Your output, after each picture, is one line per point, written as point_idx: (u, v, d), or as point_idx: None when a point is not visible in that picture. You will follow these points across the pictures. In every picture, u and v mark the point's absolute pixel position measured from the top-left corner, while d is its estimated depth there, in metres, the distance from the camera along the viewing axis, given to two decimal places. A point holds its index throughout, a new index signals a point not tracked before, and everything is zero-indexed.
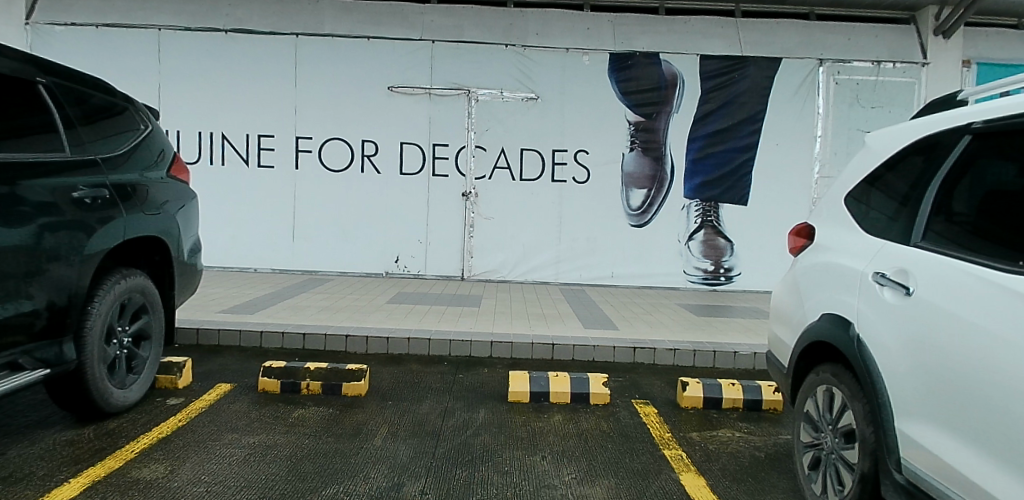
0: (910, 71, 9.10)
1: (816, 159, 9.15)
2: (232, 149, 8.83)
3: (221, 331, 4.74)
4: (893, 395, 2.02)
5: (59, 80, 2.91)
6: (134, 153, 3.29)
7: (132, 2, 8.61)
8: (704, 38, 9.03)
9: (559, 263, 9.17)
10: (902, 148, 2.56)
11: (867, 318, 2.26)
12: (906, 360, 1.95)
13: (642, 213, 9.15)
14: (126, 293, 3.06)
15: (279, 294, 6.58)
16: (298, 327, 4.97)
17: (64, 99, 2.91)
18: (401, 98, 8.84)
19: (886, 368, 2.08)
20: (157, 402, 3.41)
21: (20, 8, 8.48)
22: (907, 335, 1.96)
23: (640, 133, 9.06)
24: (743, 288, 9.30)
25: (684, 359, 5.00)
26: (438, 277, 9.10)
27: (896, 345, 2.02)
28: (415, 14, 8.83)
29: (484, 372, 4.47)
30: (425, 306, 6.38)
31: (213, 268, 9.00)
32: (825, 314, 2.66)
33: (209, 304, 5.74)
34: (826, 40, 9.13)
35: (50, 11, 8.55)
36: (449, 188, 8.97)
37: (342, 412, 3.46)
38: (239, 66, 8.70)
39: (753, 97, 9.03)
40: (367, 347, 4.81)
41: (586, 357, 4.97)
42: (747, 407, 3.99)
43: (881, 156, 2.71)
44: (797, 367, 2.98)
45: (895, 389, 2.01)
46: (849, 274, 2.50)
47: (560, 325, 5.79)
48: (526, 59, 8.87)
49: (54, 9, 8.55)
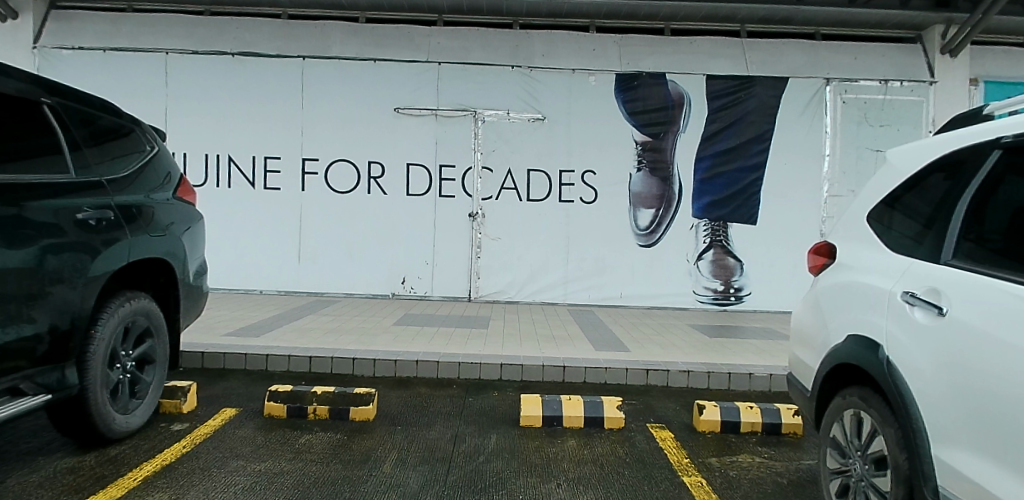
0: (918, 89, 9.13)
1: (824, 178, 9.12)
2: (239, 171, 8.90)
3: (227, 354, 4.66)
4: (929, 420, 1.91)
5: (65, 101, 2.94)
6: (139, 175, 3.30)
7: (141, 27, 8.82)
8: (709, 58, 9.13)
9: (567, 284, 9.09)
10: (923, 165, 2.52)
11: (898, 339, 2.17)
12: (940, 382, 1.85)
13: (650, 234, 9.10)
14: (130, 316, 3.01)
15: (285, 317, 6.52)
16: (304, 350, 4.89)
17: (70, 120, 2.93)
18: (408, 119, 8.93)
19: (920, 390, 1.98)
20: (160, 427, 3.32)
21: (29, 33, 8.68)
22: (941, 356, 1.87)
23: (647, 153, 9.07)
24: (754, 309, 9.17)
25: (698, 381, 4.87)
26: (444, 298, 9.03)
27: (931, 367, 1.92)
28: (421, 37, 8.98)
29: (494, 396, 4.36)
30: (433, 328, 6.29)
31: (219, 290, 8.98)
32: (850, 335, 2.57)
33: (215, 327, 5.68)
34: (831, 60, 9.21)
35: (60, 36, 8.76)
36: (455, 209, 8.98)
37: (350, 437, 3.35)
38: (247, 88, 8.84)
39: (760, 116, 9.07)
40: (375, 370, 4.71)
41: (598, 380, 4.85)
42: (767, 431, 3.85)
43: (902, 174, 2.66)
44: (822, 390, 2.88)
45: (930, 413, 1.91)
46: (875, 293, 2.42)
47: (570, 347, 5.66)
48: (532, 80, 8.98)
49: (63, 34, 8.76)
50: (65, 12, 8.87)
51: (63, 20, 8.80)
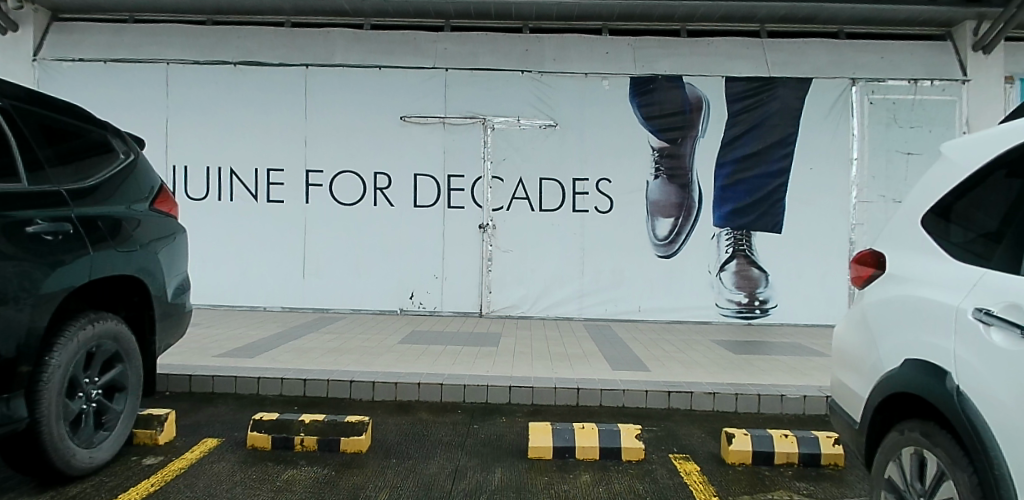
0: (950, 89, 8.63)
1: (853, 183, 8.60)
2: (241, 185, 8.78)
3: (215, 377, 4.41)
4: (1016, 469, 1.47)
5: (16, 102, 2.76)
6: (111, 185, 3.11)
7: (142, 37, 8.84)
8: (729, 59, 8.77)
9: (582, 298, 8.71)
10: (985, 162, 2.12)
11: (969, 365, 1.74)
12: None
13: (669, 244, 8.69)
14: (95, 339, 2.82)
15: (284, 335, 6.27)
16: (299, 372, 4.60)
17: (22, 121, 2.75)
18: (414, 128, 8.74)
19: (1002, 428, 1.54)
20: (131, 462, 3.11)
21: (29, 45, 8.76)
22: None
23: (665, 160, 8.71)
24: (781, 322, 8.64)
25: (725, 403, 4.43)
26: (455, 314, 8.71)
27: (1015, 402, 1.48)
28: (427, 43, 8.82)
29: (502, 422, 4.00)
30: (440, 347, 5.96)
31: (222, 307, 8.82)
32: (907, 360, 2.11)
33: (209, 347, 5.45)
34: (856, 58, 8.77)
35: (60, 47, 8.83)
36: (464, 220, 8.71)
37: (338, 472, 3.03)
38: (251, 98, 8.77)
39: (783, 119, 8.65)
40: (374, 394, 4.39)
41: (615, 403, 4.45)
42: (804, 462, 3.29)
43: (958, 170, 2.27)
44: (873, 424, 2.35)
45: (1016, 463, 1.47)
46: (936, 309, 1.99)
47: (583, 366, 5.27)
48: (543, 85, 8.74)
49: (64, 47, 8.83)
50: (66, 24, 8.94)
51: (65, 34, 8.88)
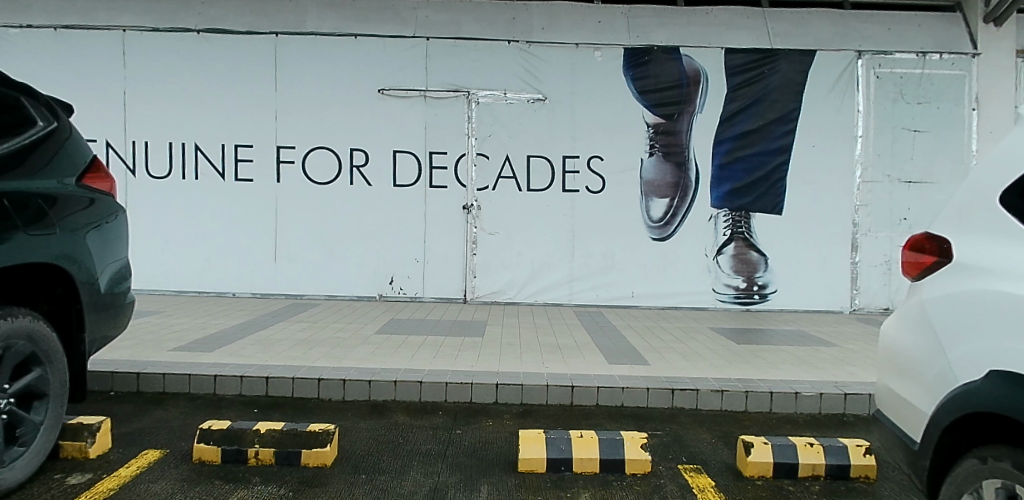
0: (959, 63, 8.22)
1: (858, 162, 8.22)
2: (207, 162, 8.11)
3: (167, 376, 3.84)
4: None
5: None
6: (23, 157, 2.49)
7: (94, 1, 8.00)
8: (729, 30, 8.26)
9: (573, 283, 8.28)
10: None
11: None
12: None
13: (664, 226, 8.27)
14: (2, 339, 2.27)
15: (251, 325, 5.74)
16: (261, 369, 4.09)
17: None
18: (392, 101, 8.11)
19: None
20: (51, 482, 2.52)
21: None
22: None
23: (660, 136, 8.21)
24: (780, 308, 8.34)
25: (734, 402, 4.13)
26: (437, 300, 8.23)
27: None
28: (407, 10, 8.15)
29: (487, 426, 3.58)
30: (420, 337, 5.53)
31: (188, 293, 8.22)
32: (992, 372, 1.60)
33: (165, 340, 4.90)
34: (864, 30, 8.31)
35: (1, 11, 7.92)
36: (448, 200, 8.18)
37: (295, 493, 2.53)
38: (216, 68, 8.03)
39: (786, 93, 8.17)
40: (345, 393, 3.92)
41: (613, 403, 4.06)
42: (831, 474, 2.92)
43: None
44: (942, 445, 1.91)
45: None
46: None
47: (577, 360, 4.86)
48: (532, 56, 8.13)
49: (4, 10, 7.91)
50: None
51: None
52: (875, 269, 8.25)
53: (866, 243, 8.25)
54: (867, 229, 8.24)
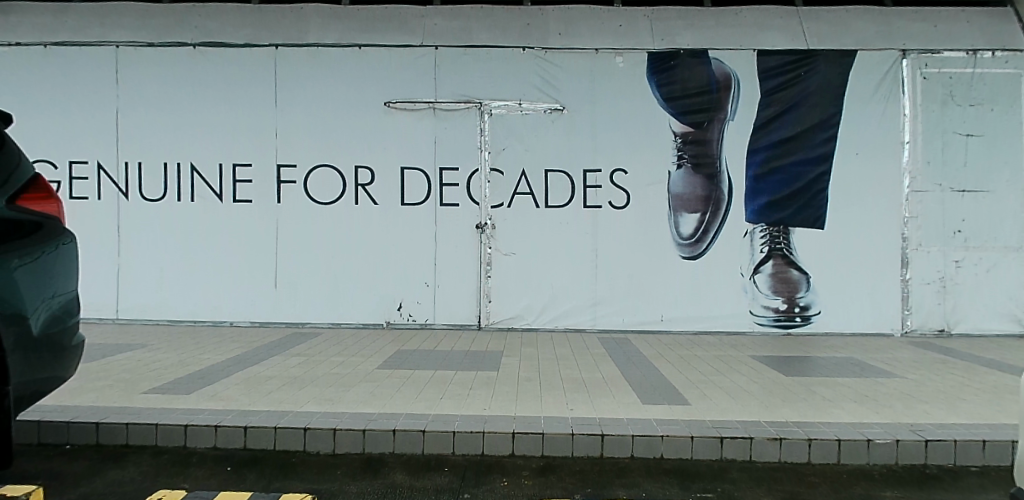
0: (1014, 60, 7.49)
1: (906, 170, 7.50)
2: (203, 183, 7.81)
3: (130, 426, 3.35)
4: None
5: None
6: None
7: (90, 17, 7.89)
8: (761, 31, 7.79)
9: (595, 306, 7.66)
10: None
11: None
12: None
13: (695, 243, 7.63)
14: None
15: (242, 360, 5.25)
16: (243, 416, 3.57)
17: None
18: (401, 115, 7.72)
19: None
20: None
21: None
22: None
23: (689, 146, 7.64)
24: (824, 332, 7.57)
25: (797, 453, 3.44)
26: (449, 326, 7.69)
27: None
28: (414, 18, 7.88)
29: (500, 489, 2.96)
30: (428, 372, 4.97)
31: (184, 322, 7.84)
32: None
33: (142, 379, 4.43)
34: (905, 28, 7.71)
35: None
36: (460, 219, 7.69)
37: None
38: (215, 84, 7.78)
39: (825, 97, 7.55)
40: (335, 445, 3.37)
41: (651, 454, 3.42)
42: None
43: None
44: None
45: None
46: None
47: (605, 400, 4.23)
48: (548, 63, 7.69)
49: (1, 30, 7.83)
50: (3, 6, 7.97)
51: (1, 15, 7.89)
52: (929, 287, 7.45)
53: (918, 259, 7.47)
54: (919, 242, 7.46)
